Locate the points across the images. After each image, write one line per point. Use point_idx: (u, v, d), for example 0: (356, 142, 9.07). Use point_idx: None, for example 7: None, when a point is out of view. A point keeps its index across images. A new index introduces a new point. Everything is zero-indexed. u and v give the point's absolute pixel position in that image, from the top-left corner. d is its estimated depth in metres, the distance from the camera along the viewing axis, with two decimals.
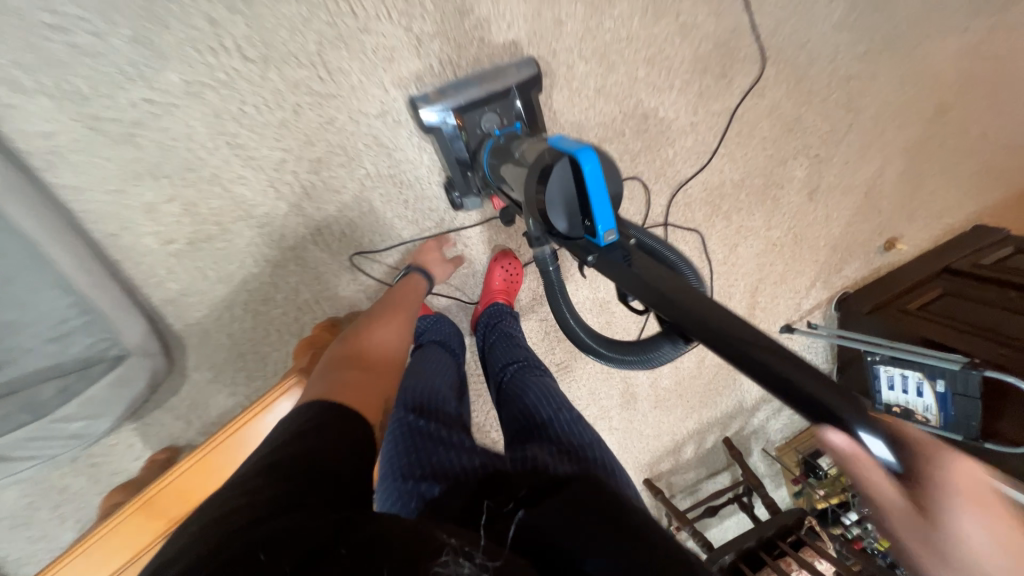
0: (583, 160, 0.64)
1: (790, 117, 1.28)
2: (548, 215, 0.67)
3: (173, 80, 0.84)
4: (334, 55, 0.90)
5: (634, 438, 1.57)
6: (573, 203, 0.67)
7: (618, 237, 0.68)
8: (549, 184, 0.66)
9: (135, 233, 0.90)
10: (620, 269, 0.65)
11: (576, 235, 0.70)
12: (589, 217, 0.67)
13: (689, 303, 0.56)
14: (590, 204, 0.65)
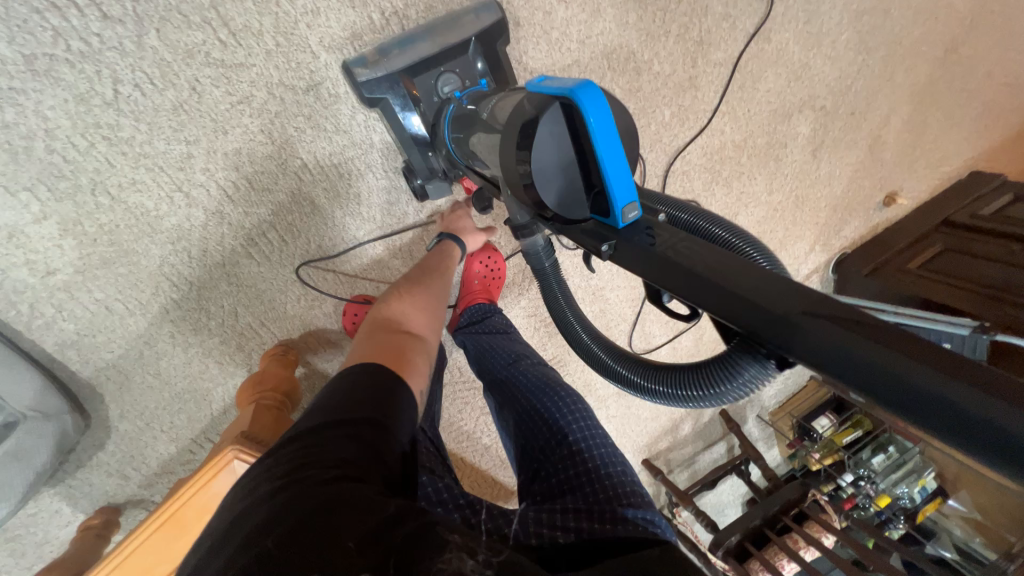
0: (584, 103, 0.45)
1: (797, 64, 1.12)
2: (540, 189, 0.49)
3: (6, 55, 0.62)
4: (235, 10, 0.68)
5: (632, 422, 1.50)
6: (571, 171, 0.50)
7: (641, 211, 0.52)
8: (537, 143, 0.48)
9: (0, 265, 0.69)
10: (646, 255, 0.48)
11: (578, 217, 0.52)
12: (598, 186, 0.50)
13: (757, 290, 0.42)
14: (599, 169, 0.48)
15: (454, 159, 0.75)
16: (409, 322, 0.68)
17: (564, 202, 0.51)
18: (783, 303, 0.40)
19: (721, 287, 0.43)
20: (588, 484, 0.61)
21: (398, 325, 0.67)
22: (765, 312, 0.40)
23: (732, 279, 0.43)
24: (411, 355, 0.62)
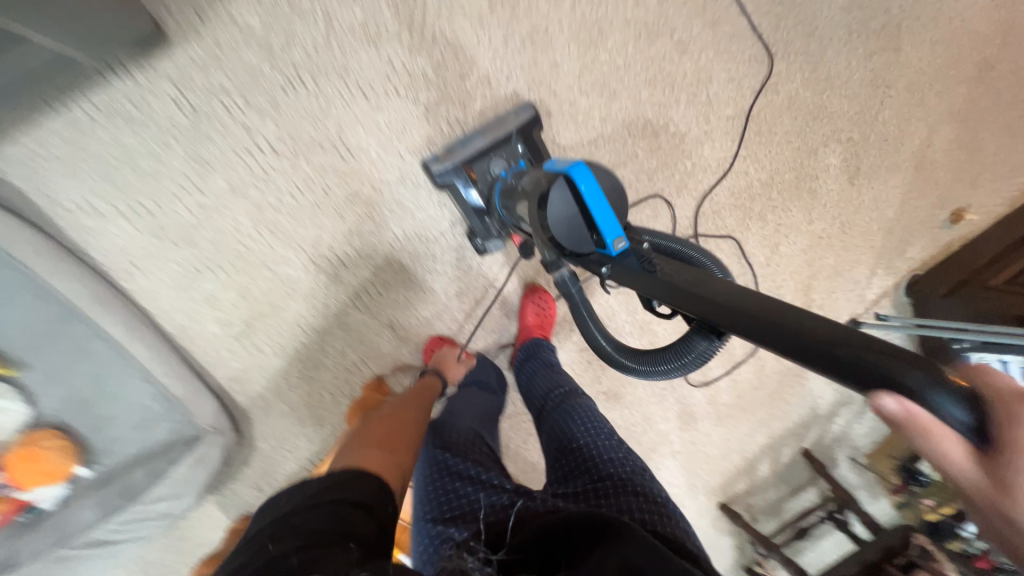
0: (576, 176, 0.63)
1: (811, 106, 1.23)
2: (556, 238, 0.66)
3: (220, 185, 0.94)
4: (353, 136, 0.98)
5: (701, 461, 1.48)
6: (575, 220, 0.65)
7: (629, 243, 0.64)
8: (549, 205, 0.65)
9: (199, 322, 0.99)
10: (642, 277, 0.60)
11: (585, 251, 0.66)
12: (595, 229, 0.65)
13: (751, 305, 0.48)
14: (594, 217, 0.63)
15: (505, 221, 0.96)
16: (410, 429, 0.80)
17: (577, 243, 0.66)
18: (760, 313, 0.47)
19: (735, 307, 0.48)
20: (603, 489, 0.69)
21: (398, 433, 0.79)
22: (762, 324, 0.46)
23: (744, 304, 0.48)
24: (398, 461, 0.71)
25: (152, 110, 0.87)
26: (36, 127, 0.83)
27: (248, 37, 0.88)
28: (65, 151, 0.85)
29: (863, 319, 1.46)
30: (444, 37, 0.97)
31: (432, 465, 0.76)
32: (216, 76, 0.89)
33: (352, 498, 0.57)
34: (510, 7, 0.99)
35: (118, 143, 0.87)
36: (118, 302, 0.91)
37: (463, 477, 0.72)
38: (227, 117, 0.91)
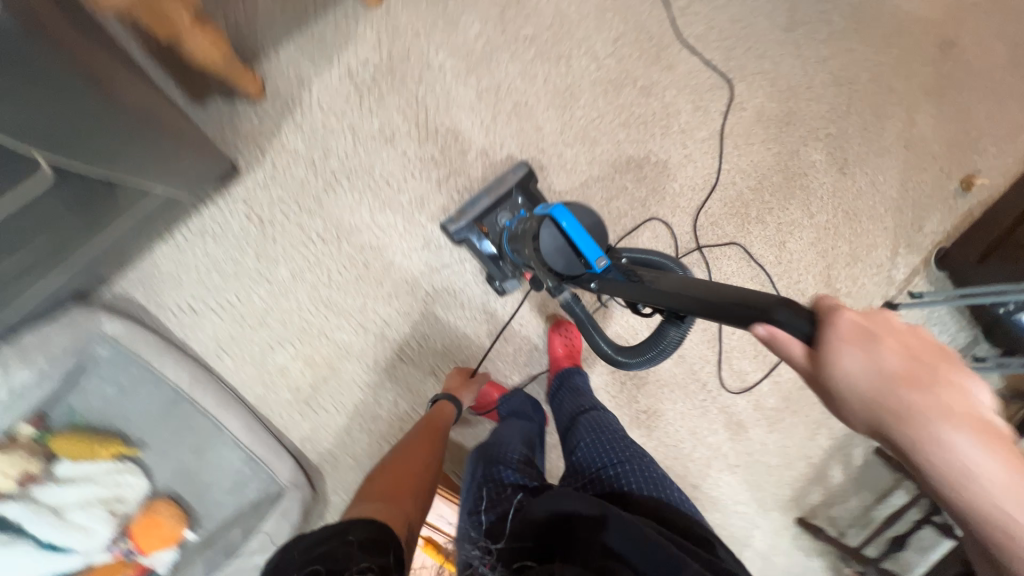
0: (558, 216, 0.75)
1: (780, 115, 1.34)
2: (549, 265, 0.78)
3: (284, 274, 1.15)
4: (382, 217, 1.18)
5: (763, 473, 1.43)
6: (565, 250, 0.77)
7: (610, 260, 0.75)
8: (540, 242, 0.78)
9: (275, 391, 1.17)
10: (621, 285, 0.69)
11: (577, 273, 0.77)
12: (581, 255, 0.76)
13: (706, 291, 0.53)
14: (577, 245, 0.75)
15: (515, 262, 1.07)
16: (418, 471, 0.82)
17: (570, 268, 0.77)
18: (706, 293, 0.53)
19: (696, 294, 0.54)
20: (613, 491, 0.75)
21: (400, 481, 0.77)
22: (709, 301, 0.52)
23: (701, 290, 0.54)
24: (407, 507, 0.72)
25: (232, 226, 1.12)
26: (153, 255, 1.09)
27: (296, 158, 1.14)
28: (173, 268, 1.10)
29: (898, 300, 1.43)
30: (445, 127, 1.19)
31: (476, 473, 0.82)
32: (276, 191, 1.13)
33: (354, 538, 0.57)
34: (494, 93, 1.21)
35: (209, 254, 1.11)
36: (211, 381, 1.09)
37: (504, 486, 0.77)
38: (286, 220, 1.14)
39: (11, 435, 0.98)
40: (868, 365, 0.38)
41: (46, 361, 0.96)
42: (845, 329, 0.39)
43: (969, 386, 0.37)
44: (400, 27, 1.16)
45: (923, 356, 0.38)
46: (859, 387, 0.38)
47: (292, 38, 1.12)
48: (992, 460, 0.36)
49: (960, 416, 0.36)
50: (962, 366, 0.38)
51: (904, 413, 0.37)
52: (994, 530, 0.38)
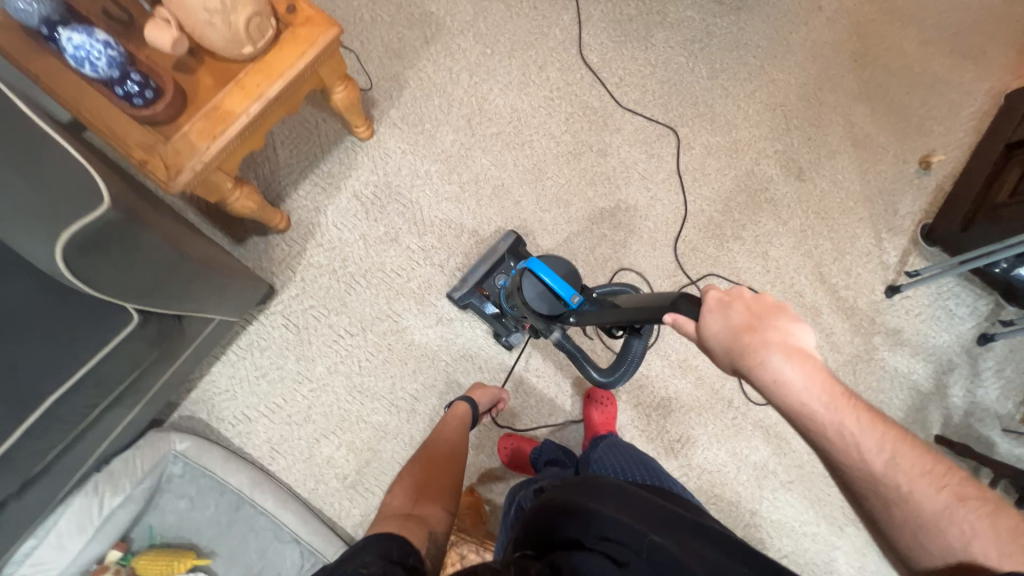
0: (535, 268, 0.89)
1: (727, 145, 1.51)
2: (535, 309, 0.92)
3: (321, 370, 1.30)
4: (398, 304, 1.35)
5: (822, 485, 1.35)
6: (546, 294, 0.91)
7: (584, 296, 0.88)
8: (524, 292, 0.92)
9: (324, 481, 1.25)
10: (591, 312, 0.83)
11: (558, 310, 0.92)
12: (559, 296, 0.90)
13: (645, 302, 0.71)
14: (553, 288, 0.88)
15: (514, 316, 1.19)
16: (443, 492, 0.91)
17: (554, 308, 0.92)
18: (645, 305, 0.70)
19: (639, 306, 0.71)
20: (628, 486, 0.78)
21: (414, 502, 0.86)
22: (646, 309, 0.69)
23: (642, 303, 0.72)
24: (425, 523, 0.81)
25: (274, 336, 1.30)
26: (210, 374, 1.27)
27: (320, 270, 1.34)
28: (228, 382, 1.27)
29: (899, 282, 1.46)
30: (438, 219, 1.40)
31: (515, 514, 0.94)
32: (307, 301, 1.33)
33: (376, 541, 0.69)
34: (475, 183, 1.43)
35: (257, 365, 1.29)
36: (267, 481, 1.19)
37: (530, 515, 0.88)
38: (318, 322, 1.32)
39: (101, 562, 1.09)
40: (726, 324, 0.60)
41: (131, 485, 1.10)
42: (710, 302, 0.62)
43: (786, 330, 0.60)
44: (390, 150, 1.42)
45: (759, 314, 0.61)
46: (719, 339, 0.61)
47: (307, 177, 1.38)
48: (801, 376, 0.58)
49: (779, 350, 0.59)
50: (784, 318, 0.60)
51: (746, 350, 0.59)
52: (815, 427, 0.59)
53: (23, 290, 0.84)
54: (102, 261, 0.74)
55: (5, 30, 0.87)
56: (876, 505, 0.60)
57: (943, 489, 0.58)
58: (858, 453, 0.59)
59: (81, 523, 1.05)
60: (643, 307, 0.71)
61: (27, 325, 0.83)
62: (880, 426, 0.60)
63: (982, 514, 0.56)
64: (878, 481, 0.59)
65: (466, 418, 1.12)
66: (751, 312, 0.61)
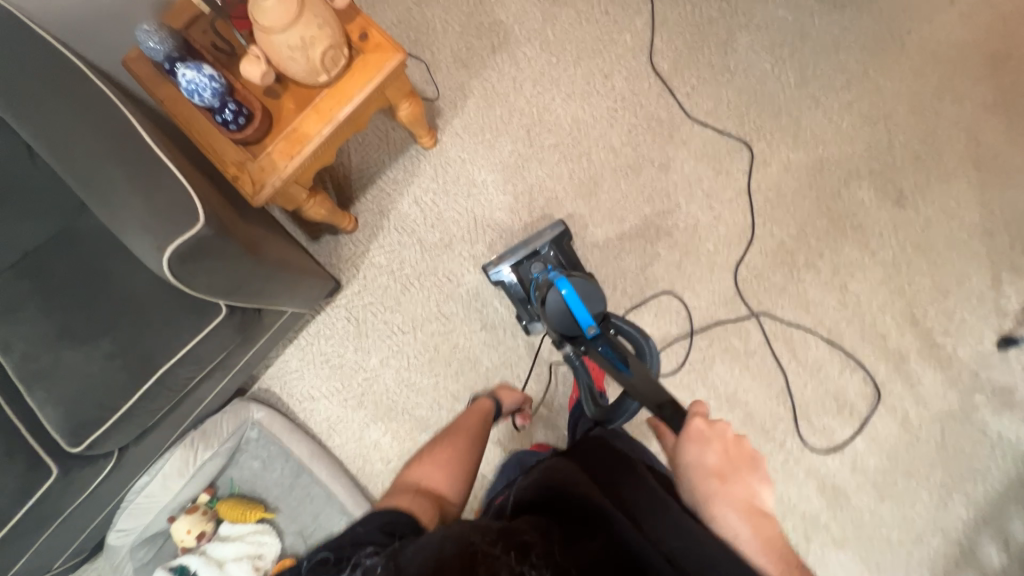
0: (561, 286, 1.00)
1: (810, 163, 1.36)
2: (551, 324, 1.01)
3: (374, 361, 1.43)
4: (446, 307, 1.43)
5: (881, 549, 1.21)
6: (565, 314, 1.01)
7: (599, 330, 0.98)
8: (546, 305, 1.02)
9: (370, 462, 1.39)
10: (600, 353, 0.94)
11: (573, 332, 1.00)
12: (575, 318, 0.99)
13: (642, 381, 0.84)
14: (573, 310, 0.99)
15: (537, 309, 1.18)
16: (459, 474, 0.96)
17: (568, 329, 1.00)
18: (641, 384, 0.83)
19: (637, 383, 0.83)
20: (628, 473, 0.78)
21: (430, 479, 0.93)
22: (641, 390, 0.82)
23: (640, 379, 0.84)
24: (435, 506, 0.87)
25: (337, 326, 1.45)
26: (284, 355, 1.45)
27: (380, 269, 1.46)
28: (298, 363, 1.44)
29: (1019, 333, 1.23)
30: (490, 228, 1.44)
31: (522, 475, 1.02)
32: (367, 297, 1.46)
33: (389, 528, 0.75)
34: (528, 194, 1.44)
35: (322, 351, 1.44)
36: (323, 455, 1.36)
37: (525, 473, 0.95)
38: (375, 318, 1.45)
39: (193, 502, 1.31)
40: (699, 457, 0.74)
41: (218, 443, 1.31)
42: (694, 433, 0.75)
43: (749, 481, 0.73)
44: (451, 159, 1.48)
45: (731, 460, 0.74)
46: (691, 468, 0.74)
47: (374, 183, 1.49)
48: (753, 528, 0.69)
49: (741, 499, 0.71)
50: (749, 474, 0.74)
51: (708, 488, 0.71)
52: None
53: (147, 280, 1.04)
54: (200, 269, 0.87)
55: (141, 62, 1.05)
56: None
57: None
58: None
59: (180, 469, 1.27)
60: (641, 388, 0.83)
61: (146, 309, 1.02)
62: None
63: None
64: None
65: (488, 414, 1.16)
66: (722, 454, 0.74)
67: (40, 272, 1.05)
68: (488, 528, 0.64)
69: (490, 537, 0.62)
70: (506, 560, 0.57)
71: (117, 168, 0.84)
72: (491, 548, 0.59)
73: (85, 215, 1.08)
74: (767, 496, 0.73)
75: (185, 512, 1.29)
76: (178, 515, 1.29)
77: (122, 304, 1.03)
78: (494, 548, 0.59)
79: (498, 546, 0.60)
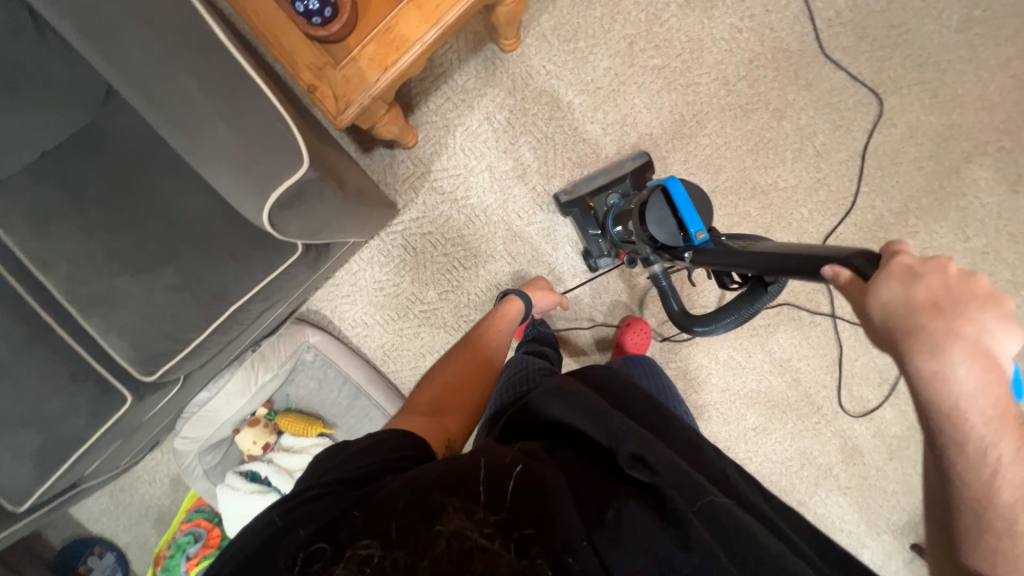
0: (670, 187, 0.83)
1: (939, 129, 1.22)
2: (651, 231, 0.85)
3: (432, 295, 1.35)
4: (514, 247, 1.32)
5: (880, 502, 1.35)
6: (668, 220, 0.85)
7: (709, 236, 0.83)
8: (648, 212, 0.85)
9: None
10: (711, 251, 0.77)
11: (676, 243, 0.85)
12: (683, 227, 0.84)
13: (780, 251, 0.62)
14: (682, 215, 0.83)
15: (614, 240, 1.10)
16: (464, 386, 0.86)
17: (670, 237, 0.85)
18: (776, 254, 0.61)
19: (773, 252, 0.62)
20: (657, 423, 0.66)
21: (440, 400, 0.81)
22: (781, 258, 0.60)
23: (775, 251, 0.63)
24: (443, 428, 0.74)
25: (392, 254, 1.34)
26: (336, 277, 1.35)
27: (442, 197, 1.31)
28: (350, 288, 1.36)
29: None
30: (570, 161, 1.28)
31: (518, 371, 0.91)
32: (426, 226, 1.32)
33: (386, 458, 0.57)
34: (619, 126, 1.26)
35: (377, 280, 1.35)
36: (375, 376, 1.34)
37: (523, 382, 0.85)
38: (434, 249, 1.33)
39: (253, 415, 1.34)
40: (902, 295, 0.44)
41: (277, 365, 1.30)
42: (894, 265, 0.46)
43: (990, 324, 0.42)
44: (533, 69, 1.26)
45: (959, 295, 0.43)
46: (885, 304, 0.45)
47: (439, 90, 1.27)
48: (980, 375, 0.42)
49: (968, 340, 0.42)
50: (990, 311, 0.42)
51: (915, 329, 0.43)
52: (953, 434, 0.45)
53: (205, 205, 0.92)
54: (295, 216, 0.81)
55: None
56: (968, 523, 0.47)
57: None
58: (989, 472, 0.44)
59: (242, 387, 1.28)
60: (788, 256, 0.59)
61: (211, 237, 0.91)
62: None
63: None
64: (993, 508, 0.45)
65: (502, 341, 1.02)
66: (946, 292, 0.43)
67: (72, 179, 0.90)
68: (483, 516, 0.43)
69: (486, 523, 0.43)
70: (513, 566, 0.40)
71: (201, 91, 0.74)
72: (490, 543, 0.41)
73: (130, 116, 0.91)
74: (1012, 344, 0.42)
75: (248, 424, 1.32)
76: (242, 426, 1.32)
77: (181, 229, 0.91)
78: (494, 543, 0.41)
79: (496, 541, 0.41)
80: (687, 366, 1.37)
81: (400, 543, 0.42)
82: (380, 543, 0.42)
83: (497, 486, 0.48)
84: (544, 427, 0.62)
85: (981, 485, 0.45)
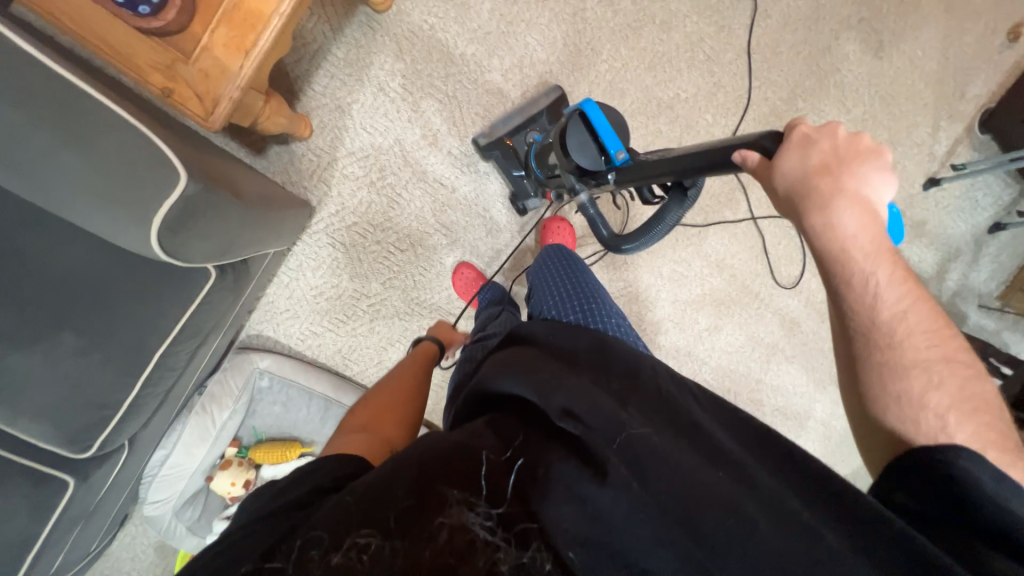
0: (588, 111, 0.82)
1: (808, 12, 1.30)
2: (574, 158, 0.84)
3: (376, 286, 1.29)
4: (446, 218, 1.28)
5: (820, 360, 1.53)
6: (589, 144, 0.84)
7: (630, 155, 0.83)
8: (569, 139, 0.84)
9: None
10: (633, 169, 0.78)
11: (598, 167, 0.85)
12: (603, 150, 0.84)
13: (693, 151, 0.66)
14: (601, 138, 0.83)
15: (540, 177, 1.10)
16: (396, 404, 0.82)
17: (592, 161, 0.85)
18: (689, 156, 0.66)
19: (687, 154, 0.67)
20: (615, 351, 0.71)
21: (376, 420, 0.75)
22: (695, 158, 0.65)
23: (688, 153, 0.68)
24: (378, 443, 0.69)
25: (322, 257, 1.26)
26: (268, 295, 1.26)
27: (357, 182, 1.23)
28: (287, 303, 1.27)
29: (942, 174, 1.39)
30: (479, 115, 1.24)
31: (472, 343, 0.95)
32: (349, 220, 1.25)
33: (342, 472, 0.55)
34: (518, 69, 1.23)
35: (314, 287, 1.27)
36: (335, 380, 1.28)
37: (476, 346, 0.92)
38: (365, 241, 1.26)
39: (223, 457, 1.25)
40: (802, 164, 0.54)
41: (233, 401, 1.22)
42: (794, 136, 0.54)
43: (873, 174, 0.53)
44: (416, 26, 1.18)
45: (845, 153, 0.54)
46: (789, 172, 0.54)
47: (321, 67, 1.16)
48: (862, 219, 0.53)
49: (847, 189, 0.52)
50: (868, 164, 0.53)
51: (814, 189, 0.53)
52: (844, 273, 0.54)
53: (86, 254, 0.81)
54: (194, 238, 0.73)
55: None
56: (861, 348, 0.56)
57: (935, 349, 0.55)
58: (870, 298, 0.54)
59: (200, 434, 1.19)
60: (704, 154, 0.64)
61: (107, 288, 0.81)
62: (908, 285, 0.55)
63: (957, 376, 0.54)
64: (878, 328, 0.55)
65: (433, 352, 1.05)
66: (833, 153, 0.54)
67: None
68: (485, 510, 0.44)
69: (489, 515, 0.44)
70: (512, 558, 0.41)
71: (28, 119, 0.62)
72: (492, 535, 0.42)
73: None
74: (885, 189, 0.53)
75: (220, 468, 1.23)
76: (215, 473, 1.24)
77: (67, 288, 0.80)
78: (494, 535, 0.42)
79: (497, 533, 0.42)
80: (637, 289, 1.44)
81: (403, 533, 0.42)
82: (379, 532, 0.42)
83: (496, 478, 0.48)
84: (491, 400, 0.63)
85: (866, 317, 0.55)
